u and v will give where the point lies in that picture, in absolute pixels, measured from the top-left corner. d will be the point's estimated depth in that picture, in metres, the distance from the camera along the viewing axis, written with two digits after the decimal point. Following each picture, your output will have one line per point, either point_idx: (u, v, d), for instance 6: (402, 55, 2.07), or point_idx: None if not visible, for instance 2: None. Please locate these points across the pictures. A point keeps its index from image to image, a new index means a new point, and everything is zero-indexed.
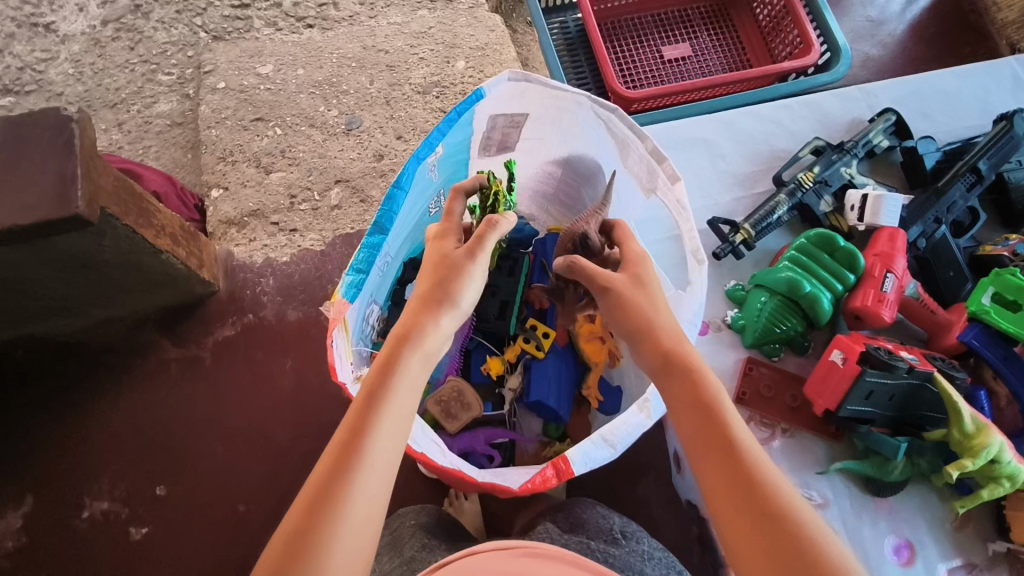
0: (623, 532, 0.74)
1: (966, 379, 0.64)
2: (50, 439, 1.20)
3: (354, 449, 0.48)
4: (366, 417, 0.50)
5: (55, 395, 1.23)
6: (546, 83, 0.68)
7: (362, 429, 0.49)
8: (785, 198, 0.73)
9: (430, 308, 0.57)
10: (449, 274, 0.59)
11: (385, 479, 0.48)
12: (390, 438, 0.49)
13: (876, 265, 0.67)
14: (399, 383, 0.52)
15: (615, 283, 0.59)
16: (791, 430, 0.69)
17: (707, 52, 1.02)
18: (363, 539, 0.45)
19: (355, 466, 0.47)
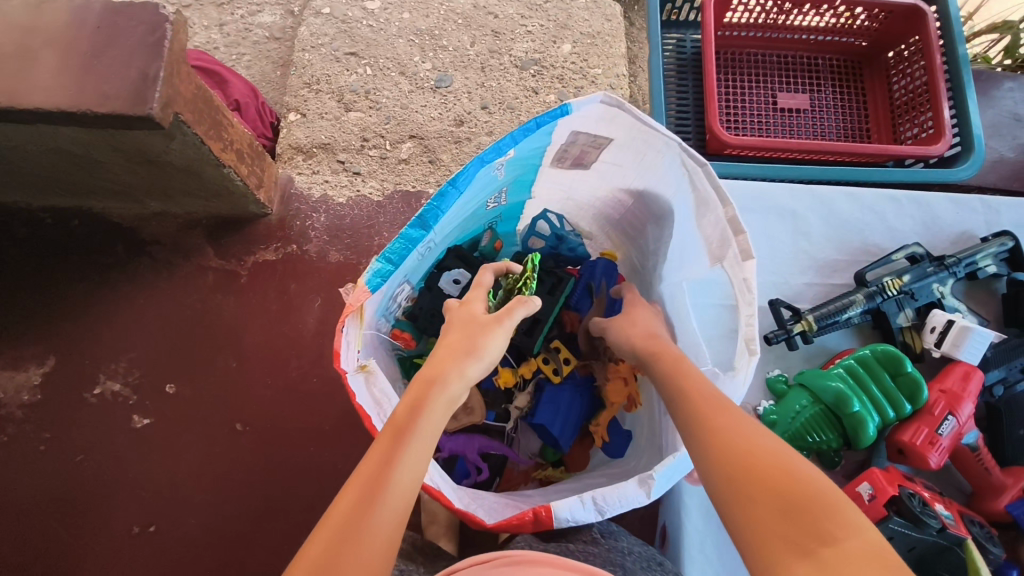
0: (602, 533, 0.71)
1: (1000, 555, 0.58)
2: (84, 310, 1.25)
3: (375, 480, 0.47)
4: (393, 449, 0.49)
5: (98, 270, 1.27)
6: (639, 116, 0.62)
7: (388, 459, 0.48)
8: (862, 299, 0.66)
9: (456, 356, 0.57)
10: (473, 329, 0.60)
11: (402, 506, 0.46)
12: (413, 469, 0.48)
13: (939, 403, 0.61)
14: (426, 421, 0.51)
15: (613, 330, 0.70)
16: None
17: (825, 109, 0.94)
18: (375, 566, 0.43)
19: (380, 495, 0.46)
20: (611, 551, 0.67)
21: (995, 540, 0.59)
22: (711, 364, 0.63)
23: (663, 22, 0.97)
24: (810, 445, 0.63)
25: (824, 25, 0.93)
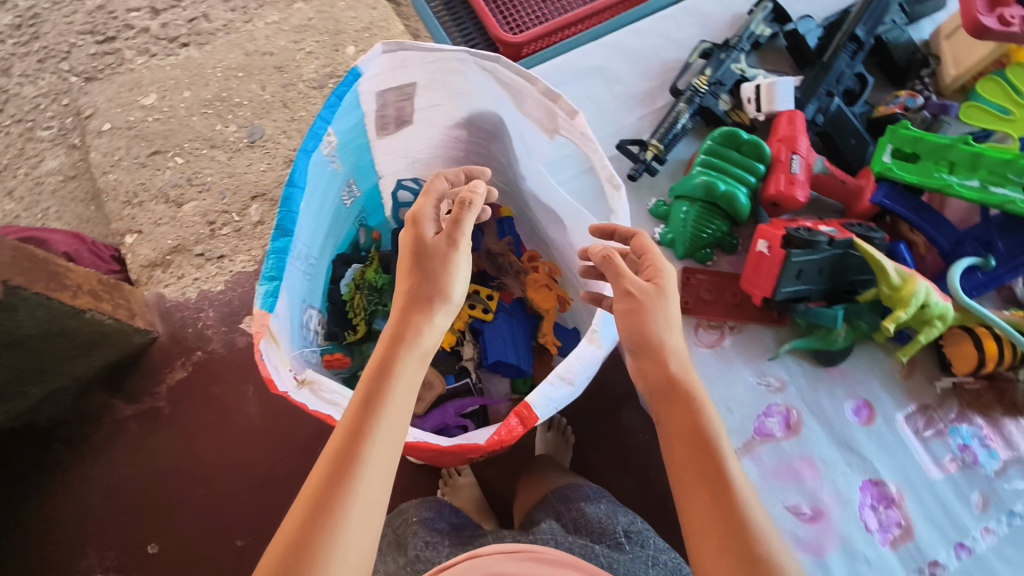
0: (627, 535, 0.72)
1: (884, 237, 0.66)
2: (24, 526, 1.16)
3: (323, 530, 0.43)
4: (364, 421, 0.48)
5: (16, 482, 1.18)
6: (422, 48, 0.66)
7: (341, 486, 0.44)
8: (684, 106, 0.73)
9: (422, 307, 0.54)
10: (428, 266, 0.55)
11: (372, 504, 0.45)
12: (384, 451, 0.47)
13: (780, 147, 0.69)
14: (396, 388, 0.50)
15: (638, 290, 0.53)
16: (738, 326, 0.70)
17: None
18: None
19: (349, 481, 0.45)
20: (636, 559, 0.67)
21: (875, 231, 0.67)
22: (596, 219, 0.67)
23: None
24: (708, 240, 0.69)
25: None
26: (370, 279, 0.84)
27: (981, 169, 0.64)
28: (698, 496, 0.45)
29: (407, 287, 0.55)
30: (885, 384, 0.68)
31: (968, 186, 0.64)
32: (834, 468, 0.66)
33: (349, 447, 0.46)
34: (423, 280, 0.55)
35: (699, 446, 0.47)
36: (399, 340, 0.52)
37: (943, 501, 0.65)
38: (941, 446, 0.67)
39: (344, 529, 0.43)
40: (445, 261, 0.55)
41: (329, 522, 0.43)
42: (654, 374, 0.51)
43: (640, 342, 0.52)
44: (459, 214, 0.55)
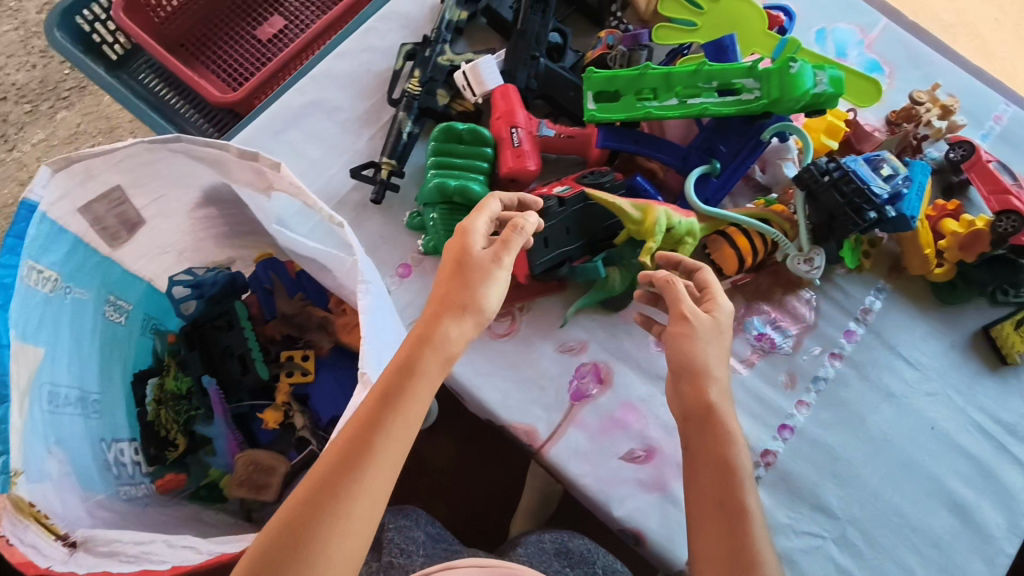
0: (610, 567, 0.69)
1: (617, 177, 0.68)
2: None
3: (329, 510, 0.43)
4: (377, 419, 0.47)
5: None
6: (93, 155, 0.60)
7: (346, 470, 0.45)
8: (405, 114, 0.71)
9: (451, 313, 0.51)
10: (467, 275, 0.52)
11: (376, 497, 0.45)
12: (393, 450, 0.47)
13: (501, 124, 0.68)
14: (414, 392, 0.48)
15: (698, 321, 0.57)
16: (527, 305, 0.70)
17: (297, 11, 0.96)
18: (349, 556, 0.43)
19: (357, 469, 0.45)
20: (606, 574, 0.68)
21: (607, 172, 0.69)
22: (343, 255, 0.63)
23: (110, 66, 0.87)
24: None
25: None
26: (170, 385, 0.78)
27: (675, 87, 0.65)
28: (713, 523, 0.51)
29: (448, 287, 0.52)
30: None
31: (667, 106, 0.66)
32: (653, 403, 0.68)
33: (358, 440, 0.46)
34: (460, 289, 0.51)
35: (724, 473, 0.53)
36: (423, 343, 0.50)
37: (756, 393, 0.69)
38: (741, 343, 0.71)
39: (339, 518, 0.43)
40: (486, 276, 0.52)
41: (328, 509, 0.43)
42: (693, 402, 0.56)
43: (680, 368, 0.57)
44: (509, 240, 0.52)
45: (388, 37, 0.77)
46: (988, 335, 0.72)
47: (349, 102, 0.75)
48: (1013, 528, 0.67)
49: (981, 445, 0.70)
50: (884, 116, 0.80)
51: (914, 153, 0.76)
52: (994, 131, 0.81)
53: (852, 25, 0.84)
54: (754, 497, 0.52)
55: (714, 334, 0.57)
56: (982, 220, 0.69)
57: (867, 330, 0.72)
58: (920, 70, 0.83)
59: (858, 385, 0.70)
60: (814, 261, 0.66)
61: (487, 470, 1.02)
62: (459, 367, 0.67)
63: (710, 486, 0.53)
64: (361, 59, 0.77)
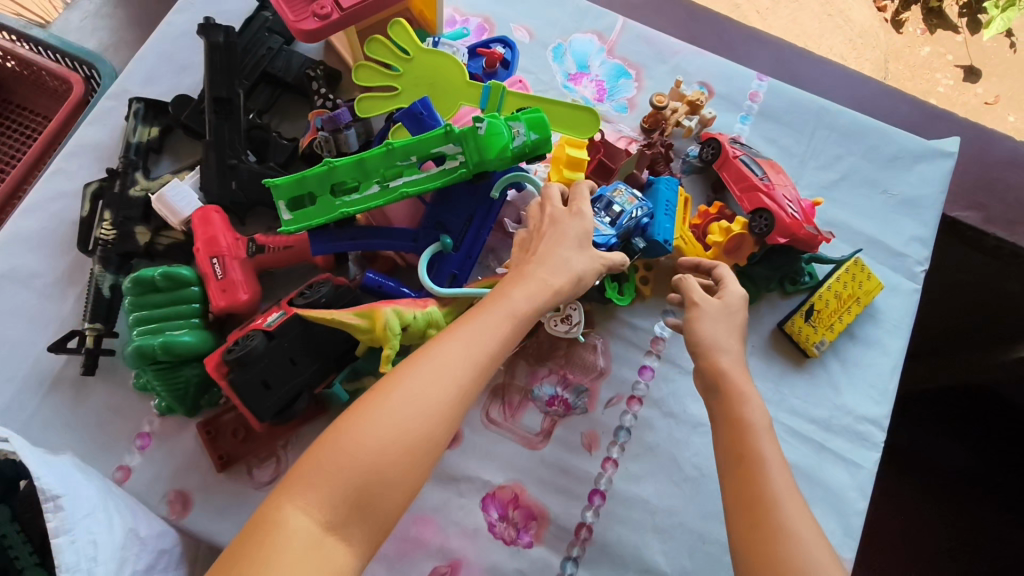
0: None
1: (340, 282, 0.61)
2: None
3: (422, 377, 0.43)
4: (479, 321, 0.47)
5: None
6: None
7: (444, 351, 0.44)
8: (100, 268, 0.63)
9: (546, 260, 0.52)
10: (552, 237, 0.54)
11: (463, 393, 0.44)
12: (485, 363, 0.45)
13: (200, 255, 0.60)
14: (513, 313, 0.48)
15: (709, 306, 0.55)
16: (288, 439, 0.62)
17: (12, 148, 0.86)
18: (423, 437, 0.41)
19: (453, 355, 0.44)
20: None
21: (322, 283, 0.60)
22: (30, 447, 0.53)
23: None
24: (194, 391, 0.60)
25: None
26: None
27: (373, 173, 0.58)
28: (729, 477, 0.46)
29: (543, 244, 0.54)
30: None
31: (369, 195, 0.59)
32: (449, 509, 0.61)
33: (457, 334, 0.46)
34: (552, 241, 0.54)
35: (739, 434, 0.48)
36: (522, 267, 0.52)
37: (560, 463, 0.63)
38: (531, 414, 0.65)
39: (424, 368, 0.43)
40: (570, 240, 0.54)
41: (416, 361, 0.44)
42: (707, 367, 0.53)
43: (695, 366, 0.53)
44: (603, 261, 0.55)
45: (79, 177, 0.69)
46: (784, 332, 0.68)
47: (46, 264, 0.66)
48: (849, 532, 0.62)
49: (799, 450, 0.65)
50: (639, 124, 0.75)
51: (668, 160, 0.70)
52: (753, 111, 0.77)
53: (588, 33, 0.79)
54: (773, 451, 0.47)
55: (729, 310, 0.55)
56: (738, 223, 0.64)
57: (663, 362, 0.67)
58: (668, 64, 0.78)
59: (663, 424, 0.65)
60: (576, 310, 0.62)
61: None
62: (223, 534, 0.59)
63: (734, 440, 0.48)
64: (51, 210, 0.68)
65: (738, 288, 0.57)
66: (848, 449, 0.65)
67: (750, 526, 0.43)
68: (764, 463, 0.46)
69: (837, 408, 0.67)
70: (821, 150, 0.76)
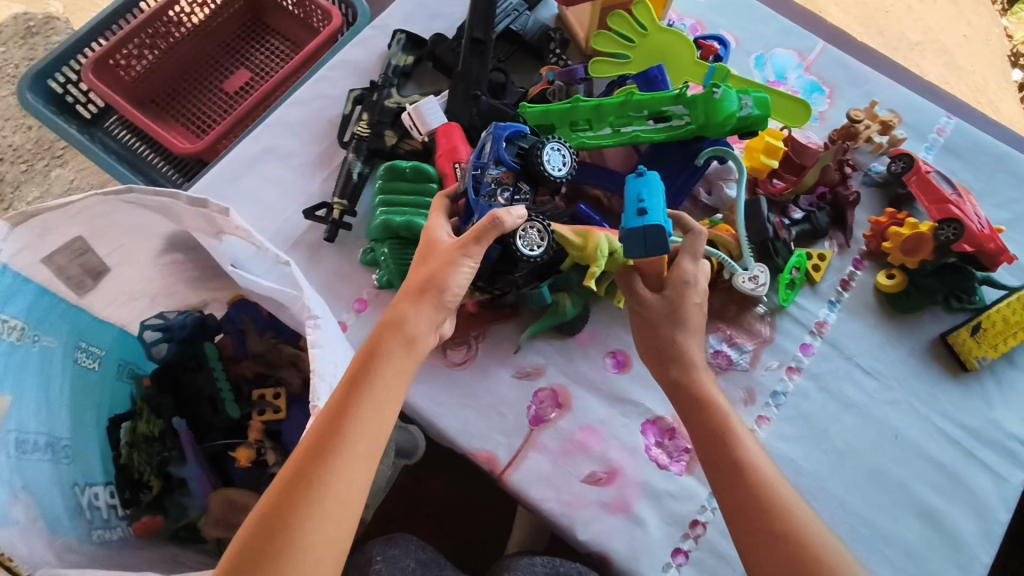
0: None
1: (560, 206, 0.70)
2: None
3: (323, 474, 0.49)
4: (354, 400, 0.53)
5: None
6: (52, 209, 0.64)
7: (334, 442, 0.50)
8: (354, 156, 0.75)
9: (416, 297, 0.57)
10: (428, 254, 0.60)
11: (360, 469, 0.51)
12: (370, 430, 0.52)
13: (444, 160, 0.71)
14: (380, 382, 0.54)
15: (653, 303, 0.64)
16: (482, 332, 0.72)
17: (264, 65, 1.01)
18: (336, 525, 0.49)
19: (339, 445, 0.50)
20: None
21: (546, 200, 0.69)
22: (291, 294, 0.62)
23: (86, 124, 0.92)
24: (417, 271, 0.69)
25: (197, 16, 0.98)
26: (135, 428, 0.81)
27: (608, 117, 0.67)
28: (722, 468, 0.57)
29: (423, 263, 0.59)
30: (630, 330, 0.73)
31: (600, 136, 0.69)
32: (613, 425, 0.69)
33: (341, 415, 0.52)
34: (426, 272, 0.58)
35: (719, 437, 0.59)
36: (398, 318, 0.56)
37: None
38: None
39: (315, 509, 0.48)
40: (443, 260, 0.58)
41: (297, 511, 0.48)
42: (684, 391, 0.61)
43: (659, 349, 0.63)
44: (475, 235, 0.56)
45: (339, 85, 0.81)
46: (945, 342, 0.72)
47: (302, 148, 0.78)
48: (987, 535, 0.65)
49: (947, 453, 0.68)
50: (827, 134, 0.82)
51: (848, 184, 0.76)
52: (938, 143, 0.82)
53: (789, 49, 0.87)
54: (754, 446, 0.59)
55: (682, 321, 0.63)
56: (925, 225, 0.70)
57: (824, 343, 0.72)
58: (861, 89, 0.85)
59: (818, 397, 0.70)
60: (517, 238, 0.60)
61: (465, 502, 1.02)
62: (419, 397, 0.69)
63: (714, 457, 0.58)
64: (313, 106, 0.80)
65: (692, 267, 0.63)
66: (997, 463, 0.68)
67: (761, 500, 0.55)
68: (752, 460, 0.57)
69: (990, 421, 0.69)
70: (999, 191, 0.80)
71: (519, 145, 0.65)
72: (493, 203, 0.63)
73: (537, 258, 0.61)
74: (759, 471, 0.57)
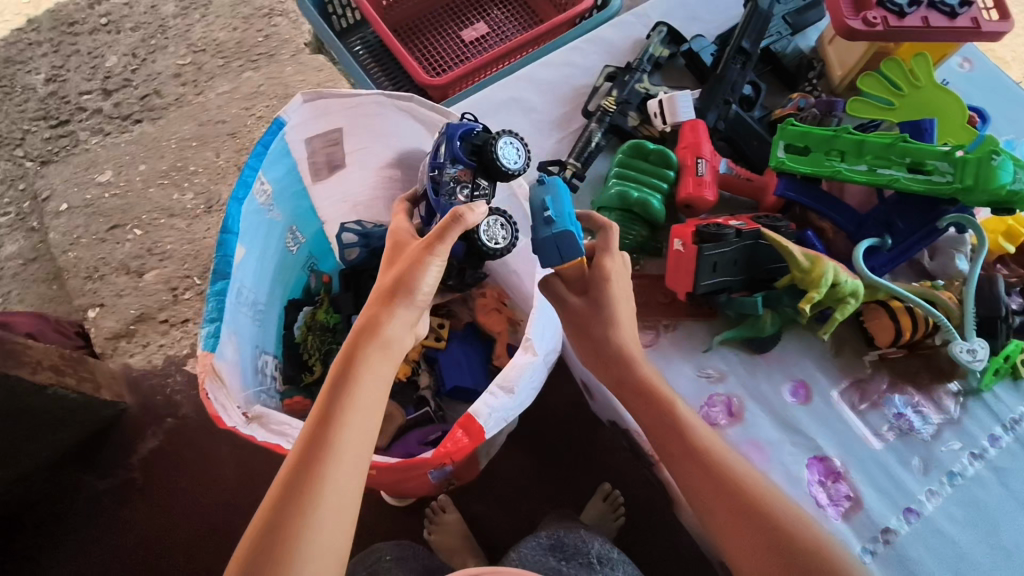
0: (601, 556, 0.77)
1: (790, 227, 0.71)
2: None
3: (306, 497, 0.43)
4: (330, 412, 0.47)
5: None
6: (341, 95, 0.71)
7: (315, 457, 0.44)
8: (596, 126, 0.78)
9: (385, 302, 0.52)
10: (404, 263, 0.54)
11: (350, 476, 0.45)
12: (356, 433, 0.46)
13: (687, 155, 0.73)
14: (359, 382, 0.48)
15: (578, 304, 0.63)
16: (673, 324, 0.74)
17: (502, 25, 1.04)
18: (332, 542, 0.43)
19: (324, 457, 0.45)
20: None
21: (778, 220, 0.71)
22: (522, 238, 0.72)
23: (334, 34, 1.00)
24: (632, 247, 0.73)
25: None
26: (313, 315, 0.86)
27: (866, 155, 0.68)
28: (747, 538, 0.50)
29: (394, 272, 0.53)
30: (818, 365, 0.73)
31: (856, 170, 0.68)
32: (780, 450, 0.69)
33: (321, 426, 0.46)
34: (398, 277, 0.52)
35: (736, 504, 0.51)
36: (372, 324, 0.51)
37: (887, 468, 0.69)
38: (877, 416, 0.71)
39: (310, 534, 0.42)
40: (415, 262, 0.53)
41: (285, 539, 0.42)
42: (683, 454, 0.55)
43: (604, 354, 0.61)
44: (440, 232, 0.53)
45: (589, 59, 0.84)
46: None
47: (544, 106, 0.82)
48: None
49: None
50: None
51: None
52: None
53: None
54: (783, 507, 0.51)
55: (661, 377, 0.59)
56: None
57: (1014, 439, 0.70)
58: None
59: (997, 489, 0.68)
60: (481, 232, 0.63)
61: (542, 488, 0.97)
62: None
63: (738, 525, 0.51)
64: (562, 71, 0.83)
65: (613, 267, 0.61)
66: None
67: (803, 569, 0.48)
68: (782, 524, 0.50)
69: None
70: None
71: (475, 142, 0.65)
72: (453, 201, 0.64)
73: (502, 250, 0.65)
74: (793, 532, 0.49)
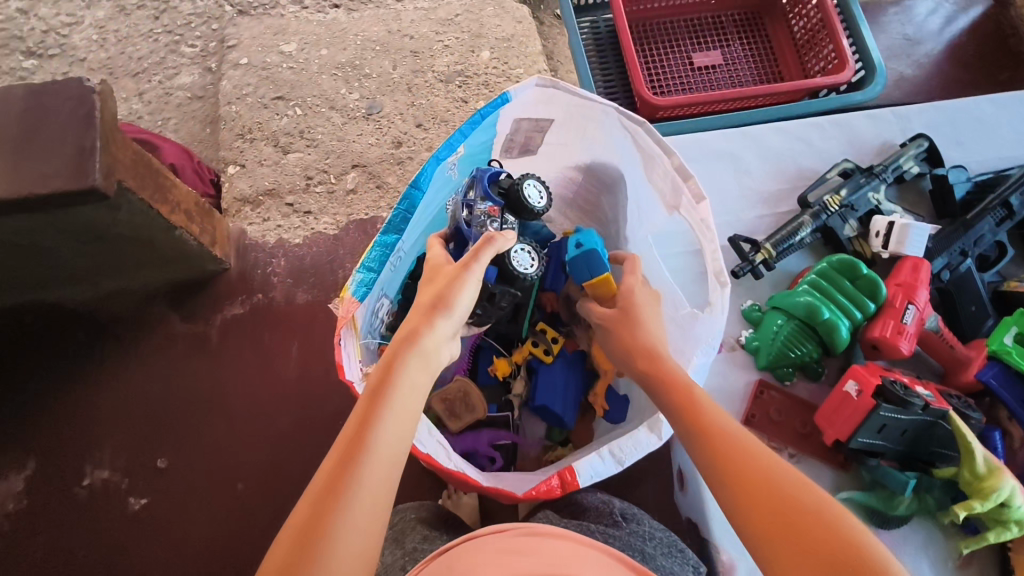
0: (623, 515, 0.65)
1: (981, 420, 0.62)
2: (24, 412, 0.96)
3: (338, 498, 0.40)
4: (371, 409, 0.44)
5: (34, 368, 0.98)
6: (572, 91, 0.65)
7: (353, 452, 0.42)
8: (809, 219, 0.70)
9: (426, 313, 0.50)
10: (441, 285, 0.52)
11: (387, 478, 0.42)
12: (396, 433, 0.44)
13: (897, 296, 0.64)
14: (400, 379, 0.46)
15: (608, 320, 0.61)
16: (798, 456, 0.67)
17: (738, 61, 0.96)
18: (364, 550, 0.40)
19: (362, 452, 0.42)
20: (637, 535, 0.61)
21: (973, 408, 0.63)
22: (689, 308, 0.66)
23: None
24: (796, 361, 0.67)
25: None
26: None
27: None
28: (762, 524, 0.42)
29: (439, 289, 0.52)
30: (935, 571, 0.64)
31: None
32: None
33: (362, 424, 0.44)
34: (434, 294, 0.51)
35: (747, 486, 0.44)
36: (412, 335, 0.49)
37: None
38: None
39: (341, 543, 0.39)
40: (455, 279, 0.52)
41: (316, 545, 0.39)
42: (699, 446, 0.48)
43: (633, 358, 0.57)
44: (474, 250, 0.54)
45: (827, 144, 0.77)
46: None
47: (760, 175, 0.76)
48: None
49: None
50: None
51: None
52: None
53: None
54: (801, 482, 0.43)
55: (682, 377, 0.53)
56: None
57: None
58: None
59: None
60: (510, 260, 0.66)
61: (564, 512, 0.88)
62: None
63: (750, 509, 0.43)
64: (792, 145, 0.77)
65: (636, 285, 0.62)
66: None
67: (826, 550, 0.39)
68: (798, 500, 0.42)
69: None
70: None
71: (501, 183, 0.67)
72: (483, 231, 0.63)
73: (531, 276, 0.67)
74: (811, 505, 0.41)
